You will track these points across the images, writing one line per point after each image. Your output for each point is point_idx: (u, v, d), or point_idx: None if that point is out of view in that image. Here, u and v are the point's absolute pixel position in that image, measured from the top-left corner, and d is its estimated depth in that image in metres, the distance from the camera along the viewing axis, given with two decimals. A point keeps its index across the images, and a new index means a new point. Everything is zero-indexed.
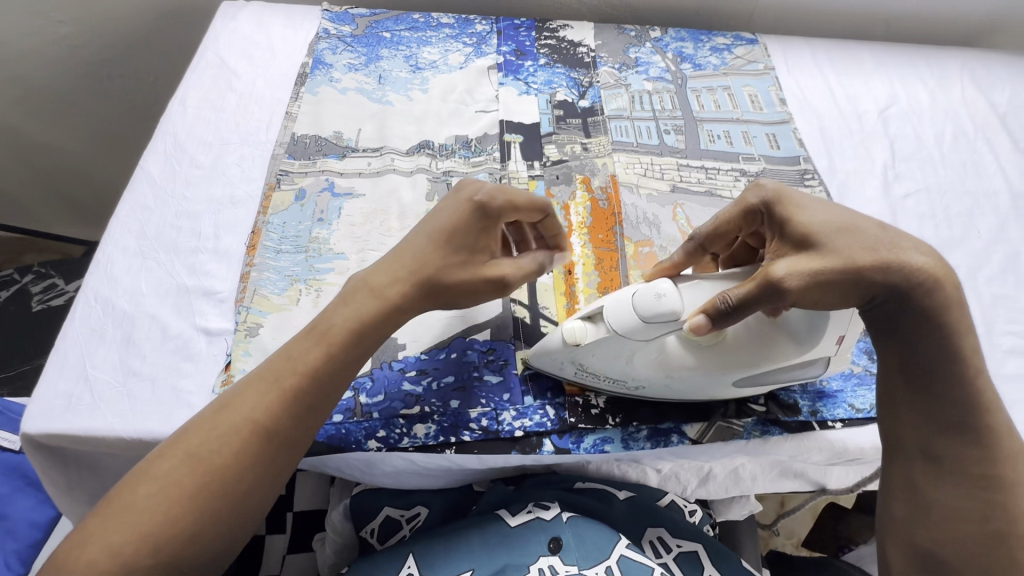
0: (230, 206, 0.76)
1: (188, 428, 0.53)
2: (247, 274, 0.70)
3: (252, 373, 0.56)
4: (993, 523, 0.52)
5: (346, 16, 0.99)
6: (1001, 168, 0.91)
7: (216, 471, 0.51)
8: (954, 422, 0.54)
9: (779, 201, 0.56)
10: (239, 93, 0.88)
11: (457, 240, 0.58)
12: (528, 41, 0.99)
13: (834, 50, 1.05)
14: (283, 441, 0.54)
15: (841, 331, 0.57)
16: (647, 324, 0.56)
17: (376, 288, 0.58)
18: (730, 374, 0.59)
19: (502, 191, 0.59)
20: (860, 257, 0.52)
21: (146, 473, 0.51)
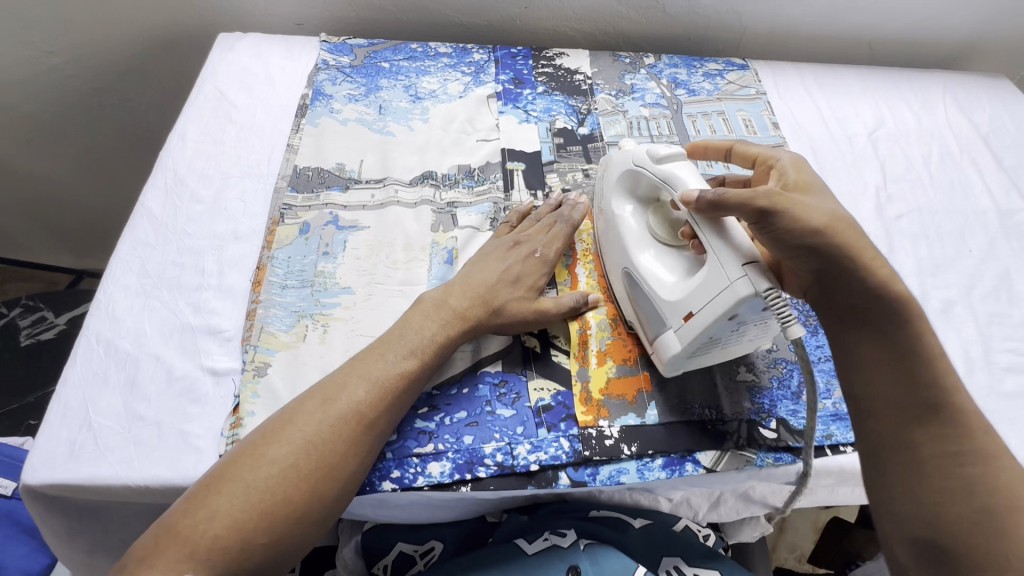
0: (233, 241, 0.75)
1: (299, 414, 0.58)
2: (253, 312, 0.69)
3: (355, 366, 0.62)
4: (979, 499, 0.51)
5: (345, 47, 1.00)
6: (987, 188, 0.94)
7: (331, 455, 0.56)
8: (923, 404, 0.55)
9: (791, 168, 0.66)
10: (238, 126, 0.87)
11: (524, 273, 0.71)
12: (525, 69, 1.01)
13: (821, 75, 1.08)
14: (381, 433, 0.60)
15: (693, 305, 0.62)
16: (647, 164, 0.69)
17: (458, 308, 0.68)
18: (631, 257, 0.70)
19: (551, 244, 0.74)
20: (818, 222, 0.58)
21: (264, 454, 0.56)
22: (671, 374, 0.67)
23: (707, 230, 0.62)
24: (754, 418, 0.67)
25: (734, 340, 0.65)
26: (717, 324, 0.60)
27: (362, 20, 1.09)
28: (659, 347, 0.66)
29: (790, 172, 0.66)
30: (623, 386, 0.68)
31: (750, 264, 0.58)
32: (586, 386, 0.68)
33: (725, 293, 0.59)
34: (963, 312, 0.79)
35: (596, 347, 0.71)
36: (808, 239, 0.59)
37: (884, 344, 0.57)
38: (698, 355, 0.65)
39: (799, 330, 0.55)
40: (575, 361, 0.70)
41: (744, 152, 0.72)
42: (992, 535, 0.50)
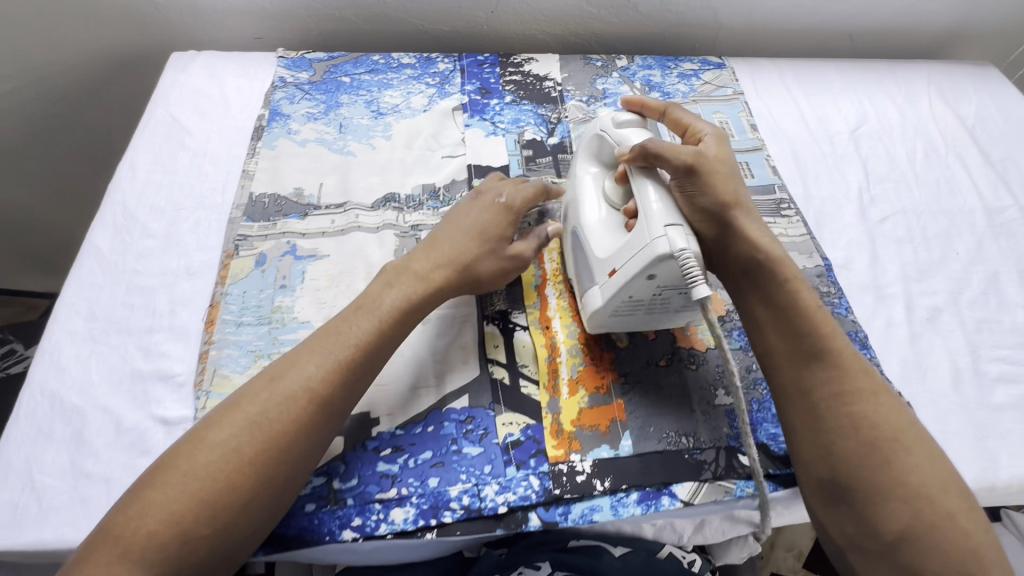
0: (186, 277, 0.72)
1: (246, 395, 0.56)
2: (206, 354, 0.66)
3: (309, 344, 0.60)
4: (872, 432, 0.57)
5: (303, 62, 0.96)
6: (974, 185, 0.90)
7: (277, 435, 0.54)
8: (809, 349, 0.60)
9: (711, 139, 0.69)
10: (192, 152, 0.84)
11: (490, 225, 0.69)
12: (492, 77, 0.97)
13: (801, 71, 1.04)
14: (334, 412, 0.58)
15: (616, 261, 0.62)
16: (608, 127, 0.70)
17: (422, 270, 0.66)
18: (577, 216, 0.71)
19: (516, 191, 0.73)
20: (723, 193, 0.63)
21: (206, 440, 0.53)
22: (595, 331, 0.68)
23: (642, 183, 0.62)
24: (733, 445, 0.65)
25: (659, 306, 0.64)
26: (636, 281, 0.60)
27: (323, 32, 1.05)
28: (587, 303, 0.67)
29: (713, 146, 0.68)
30: (596, 416, 0.65)
31: (672, 225, 0.57)
32: (557, 419, 0.65)
33: (642, 249, 0.58)
34: (951, 320, 0.76)
35: (567, 376, 0.68)
36: (713, 208, 0.63)
37: (773, 305, 0.63)
38: (622, 316, 0.66)
39: (706, 291, 0.55)
40: (546, 392, 0.67)
41: (676, 120, 0.72)
42: (881, 466, 0.55)
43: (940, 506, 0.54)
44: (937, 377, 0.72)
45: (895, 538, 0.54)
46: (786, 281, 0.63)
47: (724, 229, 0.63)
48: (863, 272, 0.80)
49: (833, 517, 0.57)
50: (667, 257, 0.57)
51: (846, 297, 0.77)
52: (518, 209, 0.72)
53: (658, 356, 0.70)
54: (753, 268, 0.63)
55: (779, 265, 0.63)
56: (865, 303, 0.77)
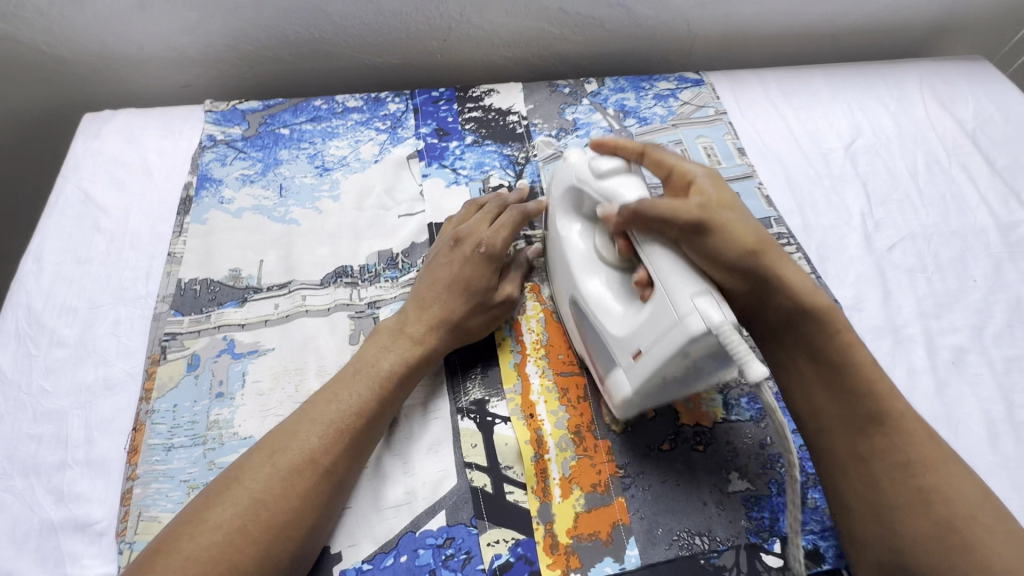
0: (105, 394, 0.61)
1: (245, 469, 0.52)
2: (129, 492, 0.56)
3: (307, 409, 0.56)
4: (935, 509, 0.50)
5: (235, 114, 0.85)
6: (982, 199, 0.83)
7: (284, 511, 0.50)
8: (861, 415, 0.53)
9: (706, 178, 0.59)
10: (109, 235, 0.73)
11: (473, 277, 0.64)
12: (449, 116, 0.87)
13: (785, 81, 0.96)
14: (339, 480, 0.54)
15: (641, 342, 0.54)
16: (587, 180, 0.61)
17: (416, 332, 0.62)
18: (578, 283, 0.62)
19: (491, 232, 0.66)
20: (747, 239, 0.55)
21: (204, 520, 0.48)
22: (625, 415, 0.60)
23: (652, 250, 0.54)
24: (754, 541, 0.56)
25: (695, 379, 0.56)
26: (671, 364, 0.52)
27: (258, 75, 0.94)
28: (612, 388, 0.59)
29: (709, 188, 0.58)
30: (595, 521, 0.57)
31: (699, 295, 0.50)
32: (551, 530, 0.56)
33: (674, 328, 0.50)
34: (977, 362, 0.68)
35: (558, 475, 0.59)
36: (742, 259, 0.54)
37: (819, 364, 0.56)
38: (656, 395, 0.57)
39: (761, 370, 0.47)
40: (535, 498, 0.57)
41: (657, 160, 0.61)
42: (958, 552, 0.48)
43: None
44: (970, 433, 0.64)
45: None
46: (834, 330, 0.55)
47: (756, 280, 0.55)
48: (877, 312, 0.72)
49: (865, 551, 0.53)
50: (705, 334, 0.48)
51: None
52: (498, 256, 0.65)
53: (660, 439, 0.61)
54: (792, 320, 0.56)
55: (822, 318, 0.55)
56: (882, 350, 0.69)
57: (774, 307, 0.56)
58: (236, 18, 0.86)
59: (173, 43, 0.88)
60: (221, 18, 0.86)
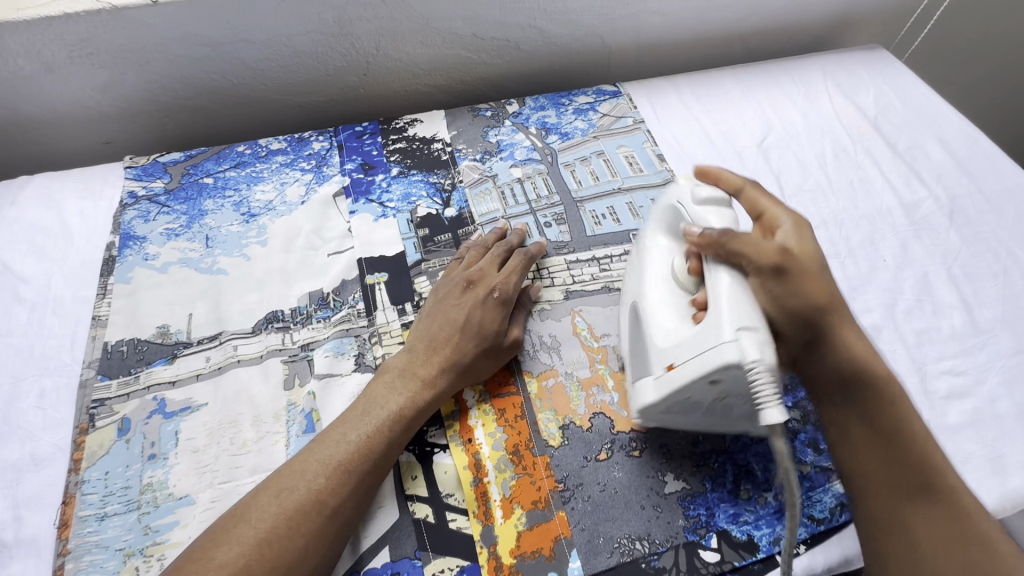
0: (31, 469, 0.60)
1: (253, 506, 0.53)
2: (61, 568, 0.55)
3: (315, 445, 0.57)
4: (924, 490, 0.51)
5: (156, 167, 0.85)
6: (887, 180, 0.88)
7: (289, 551, 0.51)
8: (864, 400, 0.56)
9: (797, 231, 0.59)
10: (29, 304, 0.72)
11: (485, 321, 0.65)
12: (374, 149, 0.88)
13: (698, 85, 1.00)
14: (345, 520, 0.55)
15: (678, 357, 0.55)
16: (686, 205, 0.63)
17: (427, 375, 0.62)
18: (643, 292, 0.64)
19: (501, 279, 0.68)
20: (820, 296, 0.56)
21: (212, 558, 0.50)
22: (643, 425, 0.62)
23: (718, 271, 0.55)
24: (691, 538, 0.58)
25: (717, 411, 0.59)
26: (697, 385, 0.54)
27: (180, 124, 0.94)
28: (635, 396, 0.61)
29: (795, 237, 0.59)
30: (537, 539, 0.58)
31: (745, 331, 0.51)
32: (494, 552, 0.57)
33: (712, 350, 0.52)
34: (891, 337, 0.72)
35: (498, 496, 0.60)
36: (807, 316, 0.56)
37: (865, 420, 0.55)
38: (676, 413, 0.60)
39: (777, 415, 0.50)
40: (477, 522, 0.58)
41: (754, 199, 0.63)
42: (940, 526, 0.50)
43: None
44: None
45: None
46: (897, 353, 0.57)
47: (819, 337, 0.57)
48: None
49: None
50: (737, 366, 0.51)
51: None
52: (511, 300, 0.67)
53: (597, 449, 0.63)
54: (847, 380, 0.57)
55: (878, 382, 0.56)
56: None
57: (829, 367, 0.57)
58: (149, 72, 0.86)
59: (87, 102, 0.87)
60: (132, 74, 0.85)
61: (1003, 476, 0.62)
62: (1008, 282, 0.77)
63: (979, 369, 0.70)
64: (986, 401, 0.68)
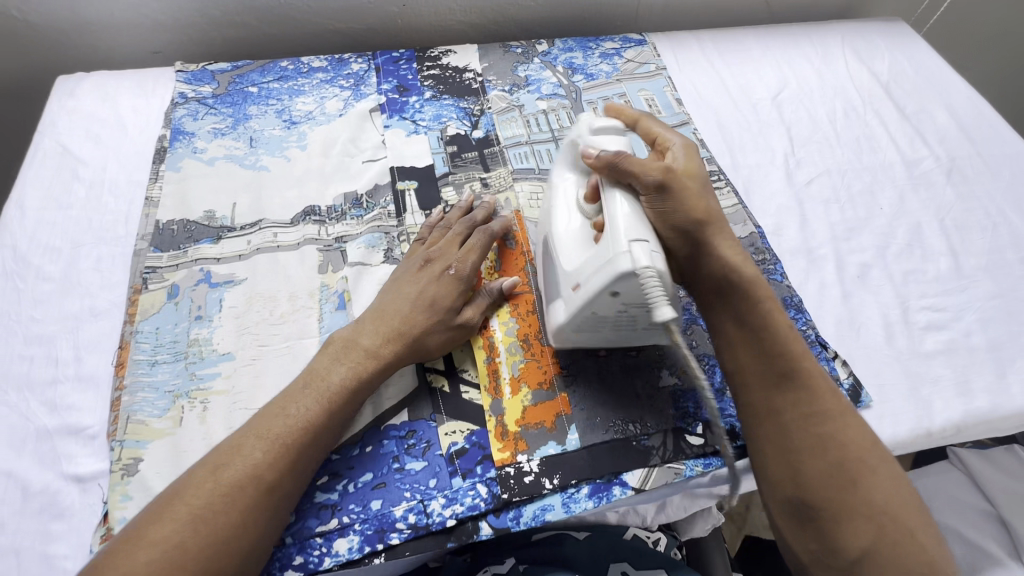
0: (90, 320, 0.67)
1: (187, 484, 0.51)
2: (118, 400, 0.61)
3: (254, 424, 0.56)
4: (832, 453, 0.54)
5: (205, 74, 0.90)
6: (892, 139, 0.92)
7: (223, 531, 0.49)
8: (778, 371, 0.57)
9: (687, 150, 0.64)
10: (88, 182, 0.78)
11: (439, 297, 0.65)
12: (409, 74, 0.93)
13: (720, 41, 1.05)
14: (285, 496, 0.53)
15: (580, 275, 0.58)
16: (582, 131, 0.64)
17: (370, 346, 0.62)
18: (548, 224, 0.65)
19: (460, 258, 0.67)
20: (704, 208, 0.61)
21: (144, 536, 0.48)
22: (559, 346, 0.65)
23: (613, 195, 0.58)
24: (680, 425, 0.64)
25: (623, 325, 0.61)
26: (600, 298, 0.56)
27: (227, 40, 0.99)
28: (551, 319, 0.63)
29: (682, 158, 0.64)
30: (540, 413, 0.64)
31: (637, 241, 0.54)
32: (501, 420, 0.63)
33: (607, 265, 0.55)
34: (879, 274, 0.78)
35: (507, 375, 0.66)
36: (692, 231, 0.60)
37: (744, 326, 0.60)
38: (586, 332, 0.62)
39: (667, 312, 0.52)
40: (487, 394, 0.65)
41: (645, 128, 0.67)
42: (848, 485, 0.53)
43: (906, 524, 0.52)
44: (869, 333, 0.73)
45: (857, 559, 0.52)
46: (780, 336, 0.58)
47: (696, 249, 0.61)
48: (794, 237, 0.81)
49: (800, 538, 0.55)
50: (631, 273, 0.53)
51: (780, 263, 0.77)
52: (468, 278, 0.67)
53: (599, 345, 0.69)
54: (725, 291, 0.61)
55: (756, 291, 0.60)
56: (797, 268, 0.78)
57: (706, 272, 0.61)
58: None
59: (143, 9, 0.92)
60: None
61: (968, 397, 0.68)
62: (995, 236, 0.82)
63: (958, 307, 0.75)
64: (961, 334, 0.73)
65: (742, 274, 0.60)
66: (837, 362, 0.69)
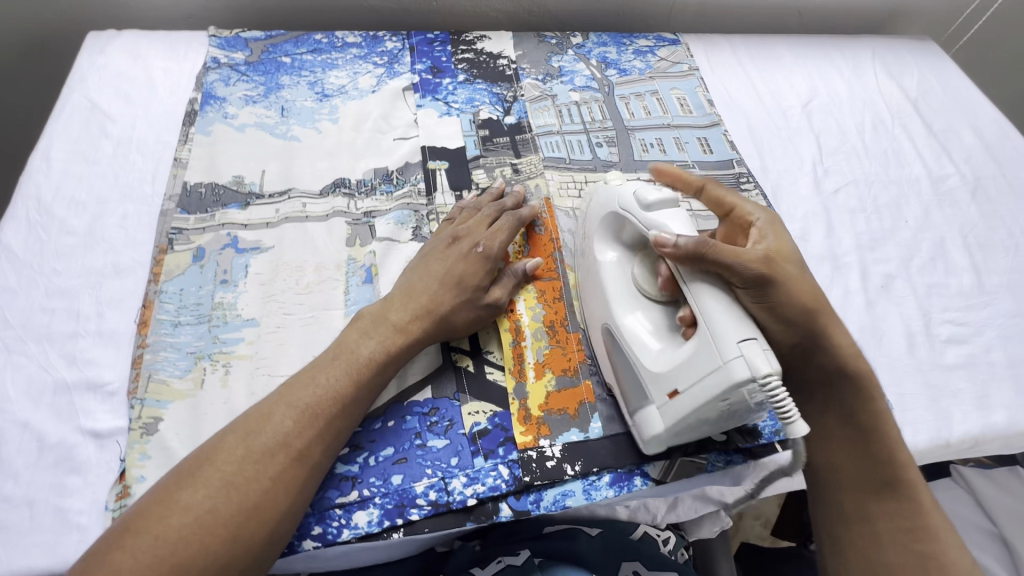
0: (114, 276, 0.66)
1: (218, 449, 0.51)
2: (140, 358, 0.60)
3: (281, 393, 0.55)
4: (920, 543, 0.57)
5: (238, 41, 0.89)
6: (919, 155, 0.93)
7: (256, 495, 0.49)
8: (881, 459, 0.59)
9: (772, 226, 0.60)
10: (115, 139, 0.77)
11: (466, 274, 0.64)
12: (443, 56, 0.93)
13: (753, 46, 1.05)
14: (316, 466, 0.53)
15: (678, 382, 0.54)
16: (633, 209, 0.60)
17: (398, 321, 0.61)
18: (614, 313, 0.61)
19: (488, 237, 0.67)
20: (809, 295, 0.57)
21: (177, 500, 0.48)
22: (646, 451, 0.60)
23: (703, 290, 0.53)
24: None
25: (722, 422, 0.57)
26: (707, 408, 0.52)
27: (259, 9, 0.98)
28: (641, 426, 0.59)
29: (771, 236, 0.59)
30: (563, 400, 0.64)
31: (747, 341, 0.49)
32: (524, 404, 0.63)
33: (715, 374, 0.50)
34: (903, 286, 0.78)
35: (532, 360, 0.66)
36: (803, 319, 0.57)
37: (850, 421, 0.60)
38: (682, 435, 0.58)
39: (800, 425, 0.49)
40: (511, 377, 0.64)
41: (715, 199, 0.62)
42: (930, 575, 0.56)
43: None
44: (891, 342, 0.73)
45: None
46: (888, 445, 0.59)
47: (809, 337, 0.58)
48: (820, 243, 0.81)
49: None
50: (747, 383, 0.49)
51: (806, 267, 0.77)
52: (495, 257, 0.66)
53: None
54: (833, 381, 0.60)
55: (862, 384, 0.60)
56: (822, 274, 0.78)
57: (818, 364, 0.60)
58: None
59: None
60: None
61: (986, 411, 0.69)
62: (1017, 256, 0.83)
63: (979, 323, 0.76)
64: (981, 349, 0.74)
65: (851, 365, 0.60)
66: None
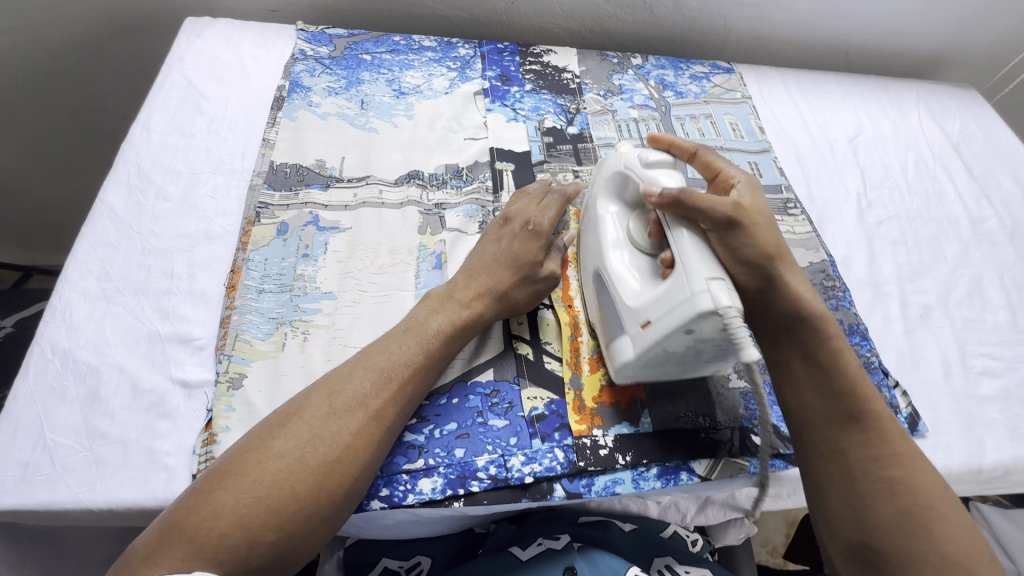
0: (204, 242, 0.71)
1: (306, 405, 0.55)
2: (228, 319, 0.65)
3: (360, 358, 0.59)
4: (902, 498, 0.55)
5: (323, 37, 0.95)
6: (959, 195, 0.97)
7: (338, 448, 0.53)
8: (847, 412, 0.59)
9: (749, 185, 0.64)
10: (209, 117, 0.82)
11: (521, 250, 0.68)
12: (512, 65, 0.98)
13: (803, 79, 1.10)
14: (390, 427, 0.57)
15: (651, 313, 0.58)
16: (634, 166, 0.65)
17: (462, 297, 0.65)
18: (603, 256, 0.67)
19: (537, 214, 0.70)
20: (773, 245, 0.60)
21: (271, 448, 0.52)
22: (621, 380, 0.65)
23: (679, 233, 0.58)
24: (747, 425, 0.67)
25: (690, 360, 0.61)
26: (671, 338, 0.57)
27: (341, 10, 1.04)
28: (615, 354, 0.64)
29: (748, 193, 0.63)
30: (616, 393, 0.67)
31: (714, 279, 0.54)
32: (579, 395, 0.66)
33: (682, 305, 0.55)
34: (940, 318, 0.82)
35: (588, 354, 0.69)
36: (761, 263, 0.59)
37: (811, 362, 0.61)
38: (653, 366, 0.62)
39: (750, 352, 0.53)
40: (568, 369, 0.68)
41: (707, 162, 0.67)
42: (919, 531, 0.54)
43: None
44: (927, 369, 0.76)
45: None
46: (863, 398, 0.59)
47: (767, 285, 0.60)
48: (862, 270, 0.85)
49: None
50: (711, 314, 0.53)
51: (848, 291, 0.81)
52: (546, 232, 0.70)
53: None
54: (792, 325, 0.61)
55: (818, 324, 0.61)
56: (864, 299, 0.82)
57: (776, 307, 0.61)
58: None
59: None
60: None
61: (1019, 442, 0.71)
62: None
63: (1013, 358, 0.79)
64: (1014, 383, 0.76)
65: (805, 308, 0.61)
66: (898, 391, 0.72)
